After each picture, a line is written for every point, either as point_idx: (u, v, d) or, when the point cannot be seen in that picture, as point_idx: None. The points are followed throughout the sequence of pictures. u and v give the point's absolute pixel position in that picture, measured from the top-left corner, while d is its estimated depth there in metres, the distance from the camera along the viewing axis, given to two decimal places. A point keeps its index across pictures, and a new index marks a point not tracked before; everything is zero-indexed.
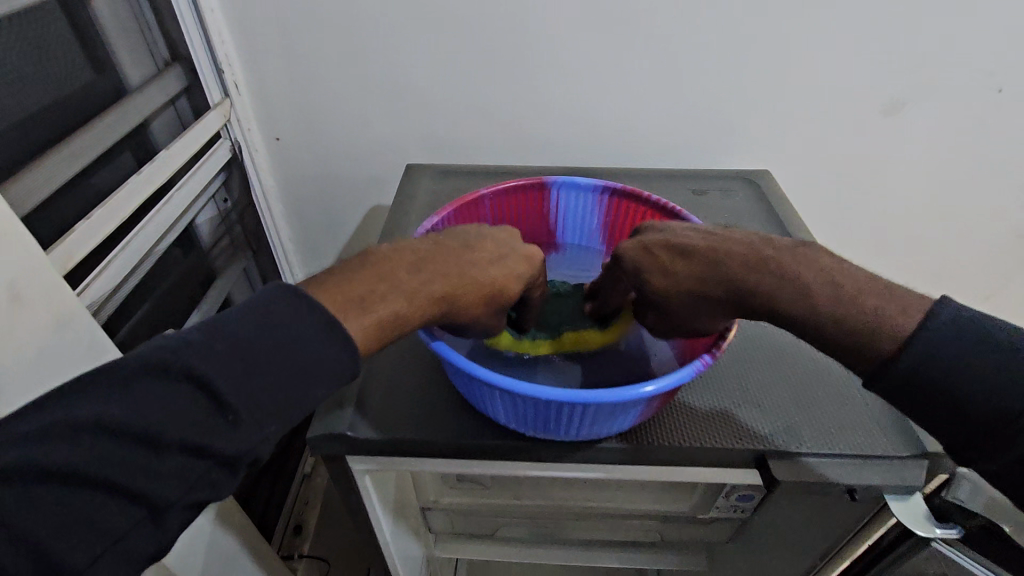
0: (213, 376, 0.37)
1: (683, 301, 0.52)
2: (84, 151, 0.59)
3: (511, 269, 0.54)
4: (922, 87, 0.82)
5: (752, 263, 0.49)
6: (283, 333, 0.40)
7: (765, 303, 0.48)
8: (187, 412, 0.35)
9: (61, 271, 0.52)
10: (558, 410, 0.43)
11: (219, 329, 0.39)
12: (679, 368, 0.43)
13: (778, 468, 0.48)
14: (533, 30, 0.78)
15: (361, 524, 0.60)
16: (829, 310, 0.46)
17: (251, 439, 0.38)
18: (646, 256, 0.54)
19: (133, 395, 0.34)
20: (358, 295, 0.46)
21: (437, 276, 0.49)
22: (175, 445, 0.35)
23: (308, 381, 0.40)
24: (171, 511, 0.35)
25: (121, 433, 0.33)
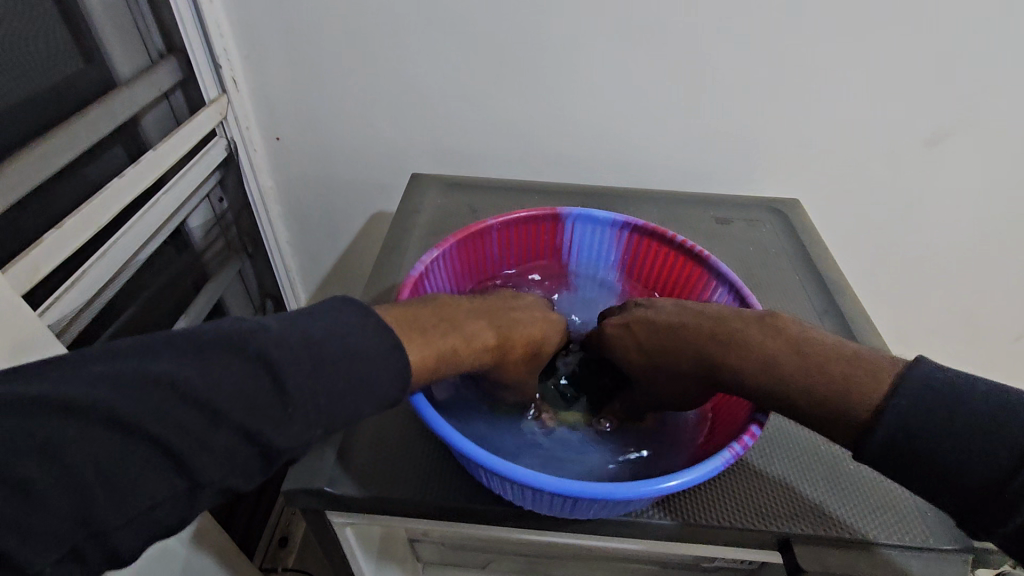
0: (284, 367, 0.35)
1: (657, 376, 0.52)
2: (65, 148, 0.54)
3: (549, 326, 0.54)
4: (969, 119, 0.76)
5: (716, 338, 0.47)
6: (354, 345, 0.39)
7: (733, 382, 0.46)
8: (252, 395, 0.34)
9: (26, 286, 0.48)
10: (562, 500, 0.39)
11: (301, 325, 0.38)
12: (705, 462, 0.40)
13: (804, 557, 0.44)
14: (554, 37, 0.73)
15: (341, 567, 0.56)
16: (801, 385, 0.42)
17: (298, 437, 0.36)
18: (624, 333, 0.54)
19: (209, 366, 0.34)
20: (425, 326, 0.44)
21: (486, 324, 0.49)
22: (231, 426, 0.34)
23: (357, 396, 0.38)
24: (205, 492, 0.34)
25: (188, 400, 0.33)
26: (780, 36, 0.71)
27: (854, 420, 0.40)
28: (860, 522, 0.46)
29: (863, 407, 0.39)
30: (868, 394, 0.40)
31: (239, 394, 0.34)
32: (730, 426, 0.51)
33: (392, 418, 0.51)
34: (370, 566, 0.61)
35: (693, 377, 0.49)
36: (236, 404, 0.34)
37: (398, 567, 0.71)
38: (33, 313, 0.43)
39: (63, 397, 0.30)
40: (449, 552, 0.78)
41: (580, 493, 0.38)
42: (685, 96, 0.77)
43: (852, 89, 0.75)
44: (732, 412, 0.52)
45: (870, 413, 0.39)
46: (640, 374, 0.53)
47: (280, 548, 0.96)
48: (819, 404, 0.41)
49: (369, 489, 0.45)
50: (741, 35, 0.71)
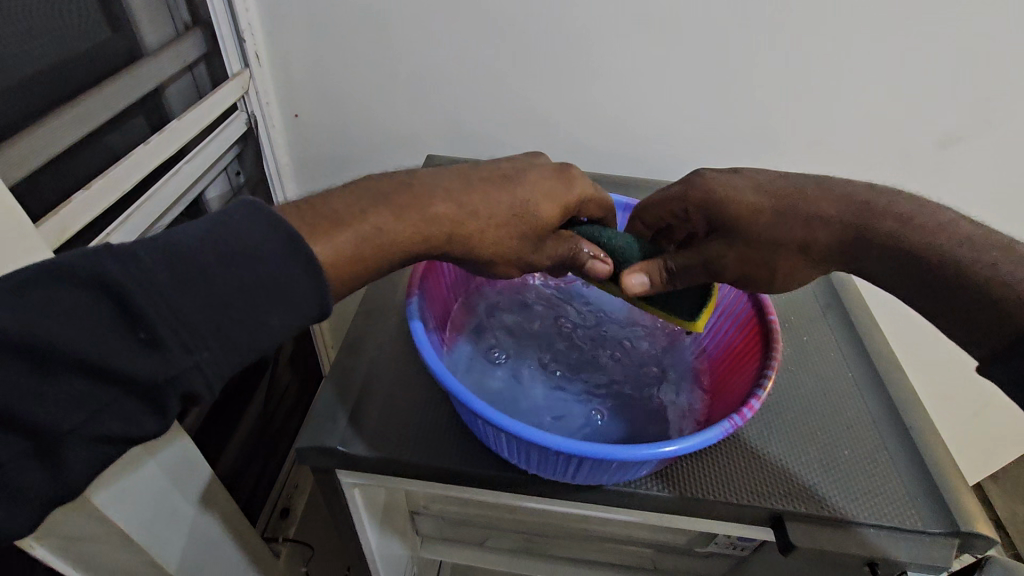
0: (136, 292, 0.31)
1: (766, 221, 0.50)
2: (94, 112, 0.55)
3: (538, 187, 0.50)
4: (982, 122, 0.76)
5: (876, 192, 0.49)
6: (226, 249, 0.35)
7: (875, 238, 0.47)
8: (98, 329, 0.31)
9: (56, 244, 0.49)
10: (567, 461, 0.41)
11: (167, 241, 0.34)
12: (705, 430, 0.41)
13: (796, 534, 0.45)
14: (574, 26, 0.74)
15: (344, 528, 0.58)
16: (987, 261, 0.43)
17: (174, 364, 0.32)
18: (740, 175, 0.53)
19: (37, 306, 0.30)
20: (337, 210, 0.42)
21: (443, 193, 0.47)
22: (80, 366, 0.31)
23: (258, 305, 0.35)
24: (70, 439, 0.32)
25: (13, 346, 0.29)
26: (799, 32, 0.71)
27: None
28: (851, 502, 0.47)
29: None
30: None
31: (82, 331, 0.31)
32: (736, 392, 0.52)
33: (403, 383, 0.53)
34: (373, 532, 0.63)
35: (839, 219, 0.49)
36: (77, 340, 0.30)
37: (398, 538, 0.73)
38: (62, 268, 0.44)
39: None
40: (448, 526, 0.81)
41: (585, 453, 0.39)
42: (703, 88, 0.78)
43: (867, 89, 0.75)
44: (745, 365, 0.54)
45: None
46: (745, 216, 0.51)
47: (280, 518, 0.98)
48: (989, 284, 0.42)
49: (379, 450, 0.47)
50: (762, 29, 0.71)
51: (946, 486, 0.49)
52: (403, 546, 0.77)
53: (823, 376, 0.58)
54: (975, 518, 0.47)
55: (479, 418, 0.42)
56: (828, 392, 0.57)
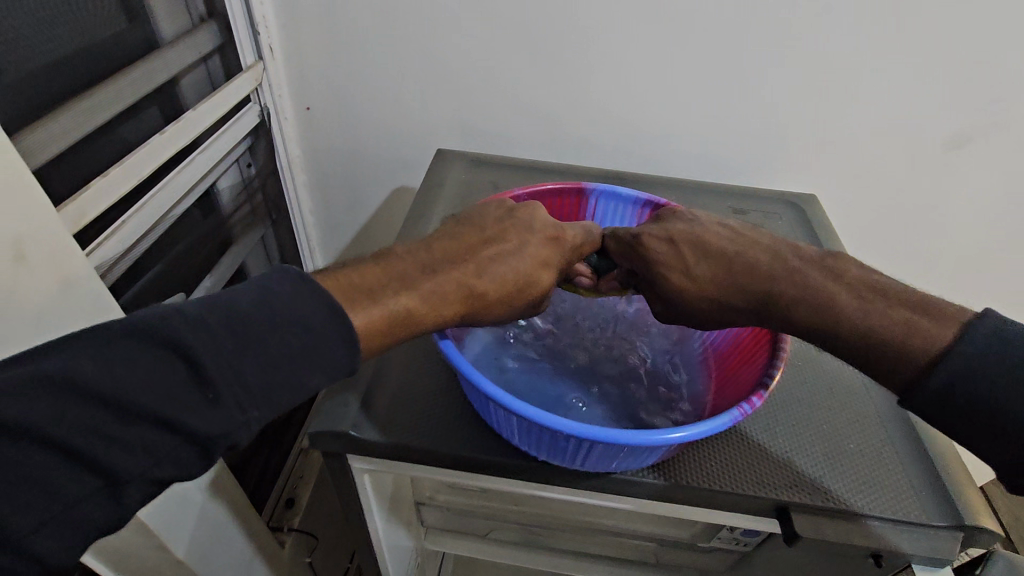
0: (201, 351, 0.33)
1: (696, 305, 0.51)
2: (110, 102, 0.56)
3: (537, 258, 0.51)
4: (991, 124, 0.76)
5: (790, 275, 0.47)
6: (282, 311, 0.36)
7: (785, 321, 0.47)
8: (166, 384, 0.32)
9: (72, 230, 0.50)
10: (577, 446, 0.42)
11: (227, 303, 0.35)
12: (714, 418, 0.42)
13: (801, 524, 0.46)
14: (584, 23, 0.74)
15: (352, 514, 0.59)
16: (870, 326, 0.43)
17: (231, 421, 0.33)
18: (669, 249, 0.54)
19: (110, 357, 0.31)
20: (368, 288, 0.42)
21: (454, 269, 0.46)
22: (147, 417, 0.31)
23: (302, 368, 0.36)
24: (131, 486, 0.31)
25: (90, 397, 0.30)
26: (808, 31, 0.72)
27: (915, 365, 0.41)
28: (857, 495, 0.48)
29: (923, 357, 0.41)
30: (929, 344, 0.41)
31: (151, 384, 0.31)
32: (745, 383, 0.53)
33: (416, 372, 0.54)
34: (381, 519, 0.63)
35: (742, 312, 0.49)
36: (145, 392, 0.31)
37: (404, 528, 0.74)
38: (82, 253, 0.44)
39: None
40: (452, 517, 0.80)
41: (596, 438, 0.40)
42: (712, 87, 0.78)
43: (875, 89, 0.76)
44: (756, 358, 0.54)
45: (929, 362, 0.40)
46: (679, 294, 0.52)
47: (286, 509, 0.96)
48: (865, 332, 0.43)
49: (391, 436, 0.48)
50: (770, 28, 0.72)
51: (950, 480, 0.49)
52: (408, 536, 0.77)
53: (828, 371, 0.59)
54: (979, 512, 0.47)
55: (489, 401, 0.43)
56: (835, 388, 0.57)
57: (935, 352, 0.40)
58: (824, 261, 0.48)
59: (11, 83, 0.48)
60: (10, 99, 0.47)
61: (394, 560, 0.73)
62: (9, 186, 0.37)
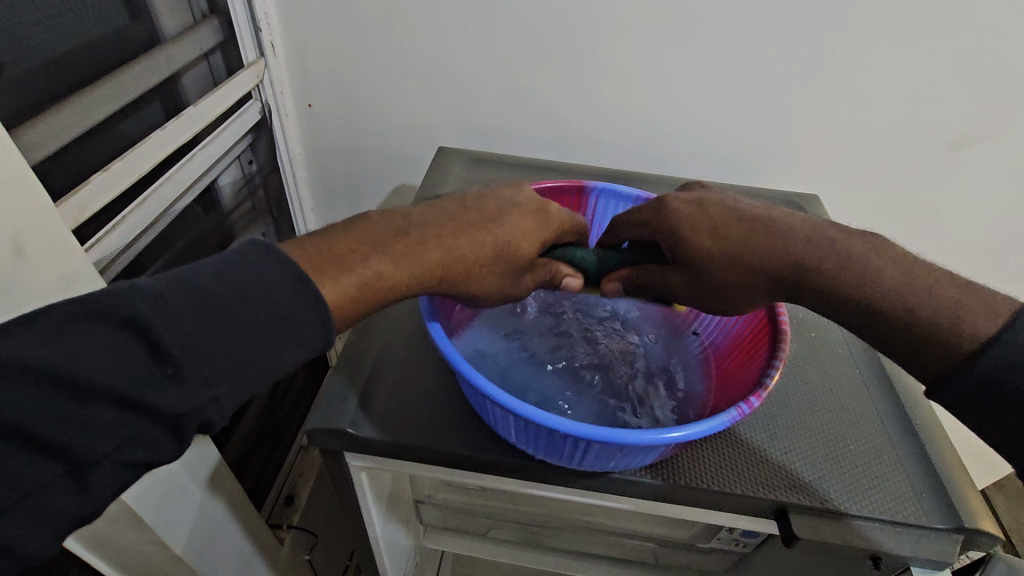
0: (163, 328, 0.32)
1: (725, 265, 0.49)
2: (110, 97, 0.55)
3: (521, 226, 0.50)
4: (998, 125, 0.76)
5: (830, 245, 0.46)
6: (248, 285, 0.36)
7: (819, 289, 0.46)
8: (127, 363, 0.32)
9: (72, 225, 0.50)
10: (574, 445, 0.42)
11: (188, 278, 0.35)
12: (711, 418, 0.42)
13: (800, 525, 0.46)
14: (589, 22, 0.74)
15: (349, 511, 0.59)
16: (912, 308, 0.43)
17: (196, 397, 0.33)
18: (698, 212, 0.52)
19: (65, 338, 0.31)
20: (337, 254, 0.42)
21: (431, 234, 0.46)
22: (108, 397, 0.31)
23: (272, 342, 0.36)
24: (97, 468, 0.31)
25: (47, 379, 0.30)
26: (814, 31, 0.71)
27: (961, 351, 0.40)
28: (855, 496, 0.47)
29: (971, 340, 0.40)
30: (979, 327, 0.40)
31: (110, 363, 0.31)
32: (744, 384, 0.52)
33: (412, 369, 0.54)
34: (379, 518, 0.63)
35: (772, 275, 0.48)
36: (104, 371, 0.31)
37: (402, 527, 0.74)
38: (81, 249, 0.44)
39: None
40: (451, 516, 0.80)
41: (592, 437, 0.40)
42: (716, 85, 0.78)
43: (881, 89, 0.75)
44: (755, 357, 0.54)
45: (979, 346, 0.40)
46: (701, 258, 0.50)
47: (285, 506, 0.96)
48: (905, 311, 0.43)
49: (388, 433, 0.48)
50: (777, 28, 0.71)
51: (951, 482, 0.49)
52: (407, 535, 0.77)
53: (829, 371, 0.58)
54: (980, 515, 0.47)
55: (486, 399, 0.43)
56: (834, 388, 0.57)
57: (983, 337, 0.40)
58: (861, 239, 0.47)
59: (13, 77, 0.48)
60: (10, 94, 0.47)
61: (392, 558, 0.73)
62: (6, 179, 0.37)
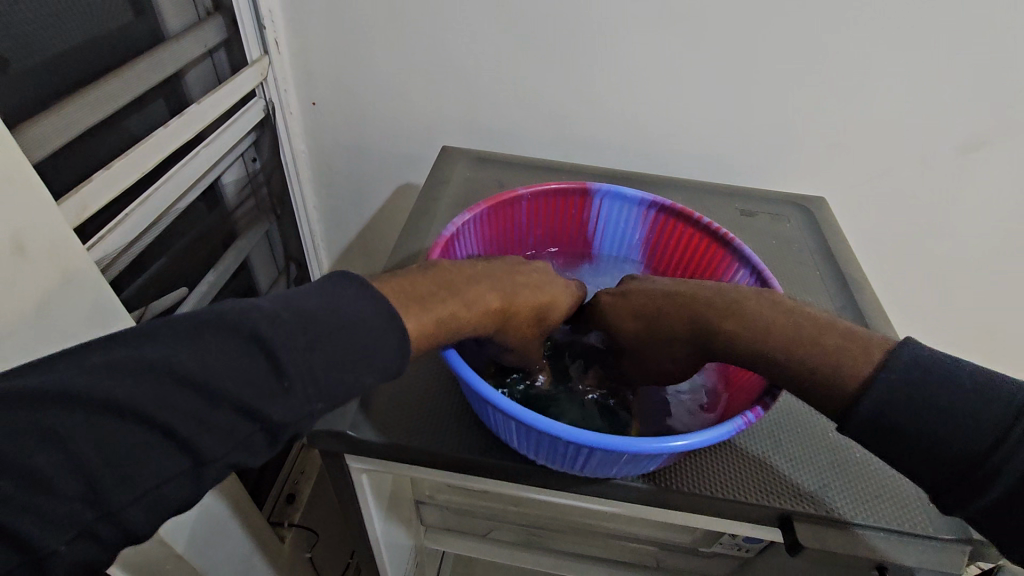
0: (278, 343, 0.34)
1: (653, 348, 0.53)
2: (114, 95, 0.55)
3: (560, 296, 0.54)
4: (1006, 129, 0.75)
5: (726, 314, 0.47)
6: (349, 313, 0.37)
7: (727, 351, 0.47)
8: (251, 374, 0.33)
9: (75, 222, 0.50)
10: (577, 452, 0.41)
11: (301, 301, 0.37)
12: (717, 425, 0.41)
13: (803, 534, 0.45)
14: (594, 20, 0.73)
15: (350, 512, 0.59)
16: (802, 362, 0.43)
17: (298, 410, 0.35)
18: (618, 304, 0.55)
19: (202, 346, 0.32)
20: (420, 294, 0.43)
21: (496, 289, 0.48)
22: (231, 404, 0.32)
23: (359, 367, 0.37)
24: (211, 468, 0.32)
25: (185, 381, 0.31)
26: (821, 32, 0.70)
27: (848, 394, 0.41)
28: (859, 505, 0.47)
29: (852, 381, 0.41)
30: (859, 368, 0.41)
31: (239, 372, 0.33)
32: (751, 393, 0.52)
33: (415, 372, 0.53)
34: (380, 519, 0.63)
35: (691, 344, 0.50)
36: (234, 380, 0.32)
37: (403, 527, 0.74)
38: (81, 245, 0.44)
39: (63, 387, 0.28)
40: (452, 517, 0.80)
41: (594, 444, 0.39)
42: (721, 87, 0.77)
43: (888, 91, 0.74)
44: (749, 378, 0.53)
45: (859, 389, 0.41)
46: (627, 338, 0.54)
47: (287, 504, 0.96)
48: (790, 365, 0.43)
49: (388, 436, 0.48)
50: (783, 27, 0.70)
51: None
52: (408, 535, 0.77)
53: None
54: None
55: (488, 404, 0.43)
56: None
57: None
58: (764, 300, 0.47)
59: (15, 73, 0.47)
60: (11, 92, 0.47)
61: (393, 558, 0.73)
62: (6, 177, 0.37)
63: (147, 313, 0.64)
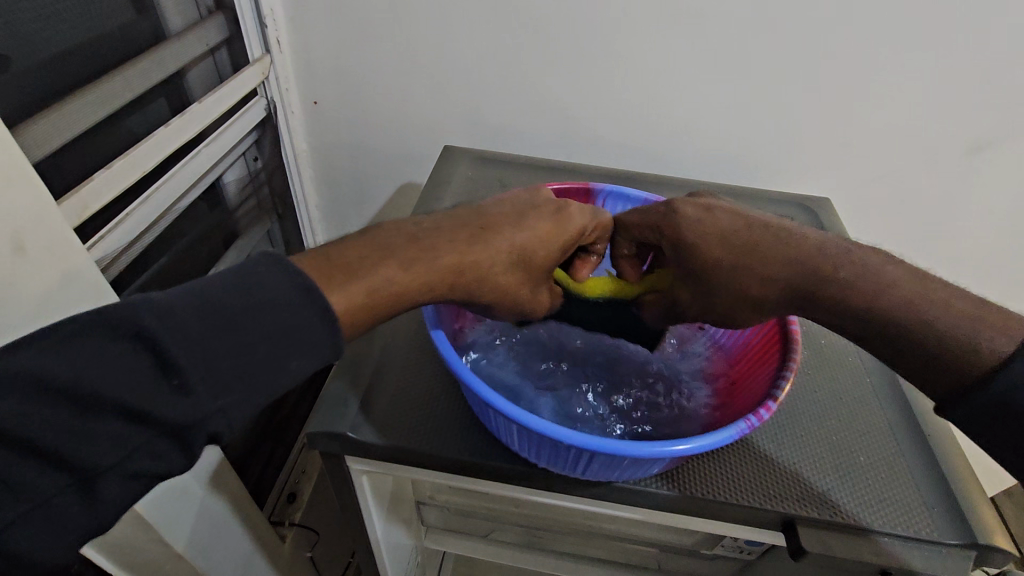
0: (166, 338, 0.31)
1: (737, 274, 0.48)
2: (114, 95, 0.55)
3: (536, 236, 0.49)
4: (1014, 130, 0.74)
5: (849, 261, 0.45)
6: (255, 295, 0.35)
7: (836, 294, 0.44)
8: (136, 377, 0.31)
9: (75, 222, 0.50)
10: (579, 456, 0.41)
11: (197, 289, 0.34)
12: (719, 430, 0.41)
13: (807, 539, 0.45)
14: (599, 19, 0.73)
15: (350, 513, 0.59)
16: (924, 319, 0.41)
17: (203, 409, 0.33)
18: (708, 221, 0.50)
19: (76, 351, 0.30)
20: (349, 261, 0.40)
21: (443, 243, 0.44)
22: (116, 409, 0.30)
23: (279, 354, 0.35)
24: (105, 479, 0.31)
25: (55, 392, 0.29)
26: (826, 32, 0.70)
27: (977, 369, 0.39)
28: (864, 510, 0.46)
29: (991, 354, 0.39)
30: (994, 342, 0.39)
31: (119, 376, 0.30)
32: (754, 393, 0.51)
33: (416, 374, 0.53)
34: (380, 519, 0.63)
35: (783, 280, 0.46)
36: (115, 386, 0.30)
37: (404, 528, 0.74)
38: (81, 246, 0.43)
39: None
40: (453, 518, 0.80)
41: (597, 448, 0.39)
42: (725, 87, 0.76)
43: (893, 91, 0.74)
44: (761, 368, 0.53)
45: (994, 366, 0.39)
46: (708, 267, 0.49)
47: (288, 503, 0.96)
48: (917, 319, 0.41)
49: (389, 437, 0.48)
50: (791, 28, 0.70)
51: (965, 496, 0.48)
52: (409, 535, 0.77)
53: (838, 382, 0.58)
54: (995, 532, 0.46)
55: (489, 407, 0.42)
56: (844, 397, 0.56)
57: (997, 356, 0.39)
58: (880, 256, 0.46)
59: (16, 72, 0.47)
60: (13, 92, 0.47)
61: (394, 559, 0.73)
62: (6, 177, 0.37)
63: None
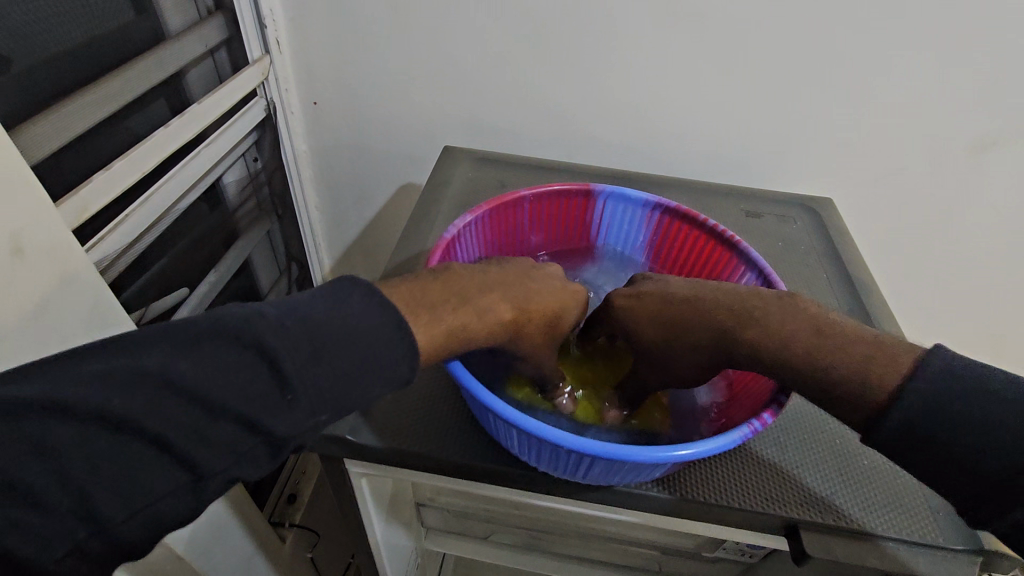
0: (281, 354, 0.33)
1: (677, 357, 0.50)
2: (113, 96, 0.55)
3: (573, 302, 0.52)
4: (1017, 131, 0.74)
5: (746, 323, 0.46)
6: (353, 323, 0.36)
7: (749, 354, 0.46)
8: (248, 386, 0.32)
9: (74, 223, 0.49)
10: (579, 460, 0.41)
11: (305, 311, 0.35)
12: (723, 434, 0.40)
13: (810, 543, 0.45)
14: (599, 19, 0.72)
15: (349, 515, 0.58)
16: (826, 368, 0.42)
17: (301, 424, 0.34)
18: (636, 303, 0.53)
19: (201, 356, 0.31)
20: (433, 302, 0.42)
21: (506, 297, 0.46)
22: (230, 415, 0.31)
23: (365, 381, 0.36)
24: (212, 483, 0.32)
25: (180, 394, 0.30)
26: (828, 32, 0.69)
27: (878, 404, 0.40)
28: (869, 513, 0.46)
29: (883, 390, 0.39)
30: (885, 378, 0.40)
31: (233, 384, 0.31)
32: (755, 401, 0.51)
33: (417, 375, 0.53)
34: (379, 522, 0.63)
35: (709, 350, 0.49)
36: (229, 393, 0.31)
37: (404, 529, 0.74)
38: (79, 247, 0.43)
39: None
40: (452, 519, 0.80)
41: (596, 453, 0.38)
42: (727, 88, 0.76)
43: (895, 92, 0.73)
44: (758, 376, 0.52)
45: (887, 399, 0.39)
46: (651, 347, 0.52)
47: (288, 504, 0.96)
48: (820, 374, 0.42)
49: (388, 440, 0.47)
50: (793, 28, 0.69)
51: None
52: (409, 537, 0.77)
53: None
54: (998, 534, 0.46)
55: (490, 411, 0.42)
56: None
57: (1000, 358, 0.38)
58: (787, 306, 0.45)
59: (15, 73, 0.47)
60: (13, 93, 0.47)
61: (394, 561, 0.72)
62: (6, 179, 0.37)
63: (147, 313, 0.64)
